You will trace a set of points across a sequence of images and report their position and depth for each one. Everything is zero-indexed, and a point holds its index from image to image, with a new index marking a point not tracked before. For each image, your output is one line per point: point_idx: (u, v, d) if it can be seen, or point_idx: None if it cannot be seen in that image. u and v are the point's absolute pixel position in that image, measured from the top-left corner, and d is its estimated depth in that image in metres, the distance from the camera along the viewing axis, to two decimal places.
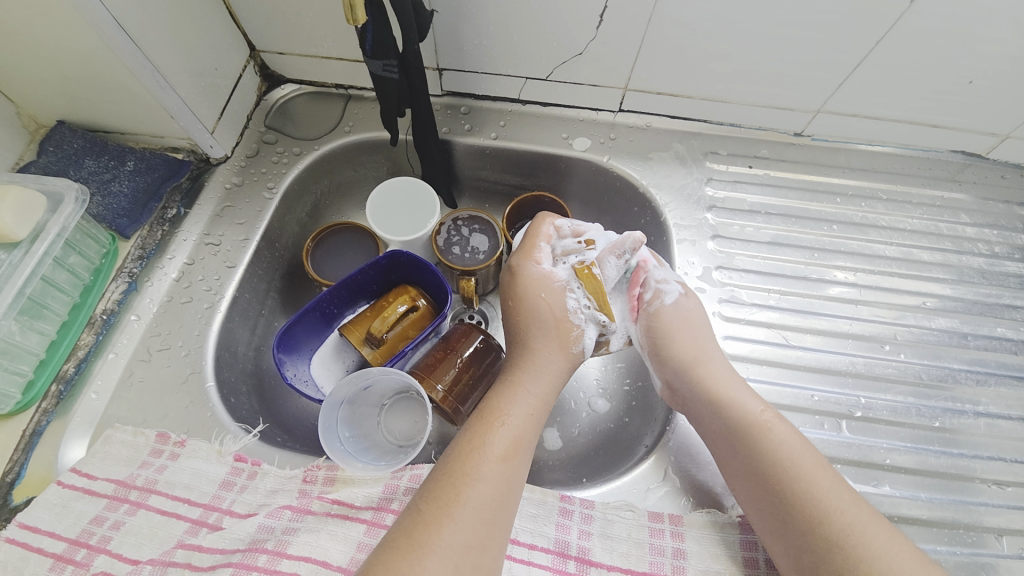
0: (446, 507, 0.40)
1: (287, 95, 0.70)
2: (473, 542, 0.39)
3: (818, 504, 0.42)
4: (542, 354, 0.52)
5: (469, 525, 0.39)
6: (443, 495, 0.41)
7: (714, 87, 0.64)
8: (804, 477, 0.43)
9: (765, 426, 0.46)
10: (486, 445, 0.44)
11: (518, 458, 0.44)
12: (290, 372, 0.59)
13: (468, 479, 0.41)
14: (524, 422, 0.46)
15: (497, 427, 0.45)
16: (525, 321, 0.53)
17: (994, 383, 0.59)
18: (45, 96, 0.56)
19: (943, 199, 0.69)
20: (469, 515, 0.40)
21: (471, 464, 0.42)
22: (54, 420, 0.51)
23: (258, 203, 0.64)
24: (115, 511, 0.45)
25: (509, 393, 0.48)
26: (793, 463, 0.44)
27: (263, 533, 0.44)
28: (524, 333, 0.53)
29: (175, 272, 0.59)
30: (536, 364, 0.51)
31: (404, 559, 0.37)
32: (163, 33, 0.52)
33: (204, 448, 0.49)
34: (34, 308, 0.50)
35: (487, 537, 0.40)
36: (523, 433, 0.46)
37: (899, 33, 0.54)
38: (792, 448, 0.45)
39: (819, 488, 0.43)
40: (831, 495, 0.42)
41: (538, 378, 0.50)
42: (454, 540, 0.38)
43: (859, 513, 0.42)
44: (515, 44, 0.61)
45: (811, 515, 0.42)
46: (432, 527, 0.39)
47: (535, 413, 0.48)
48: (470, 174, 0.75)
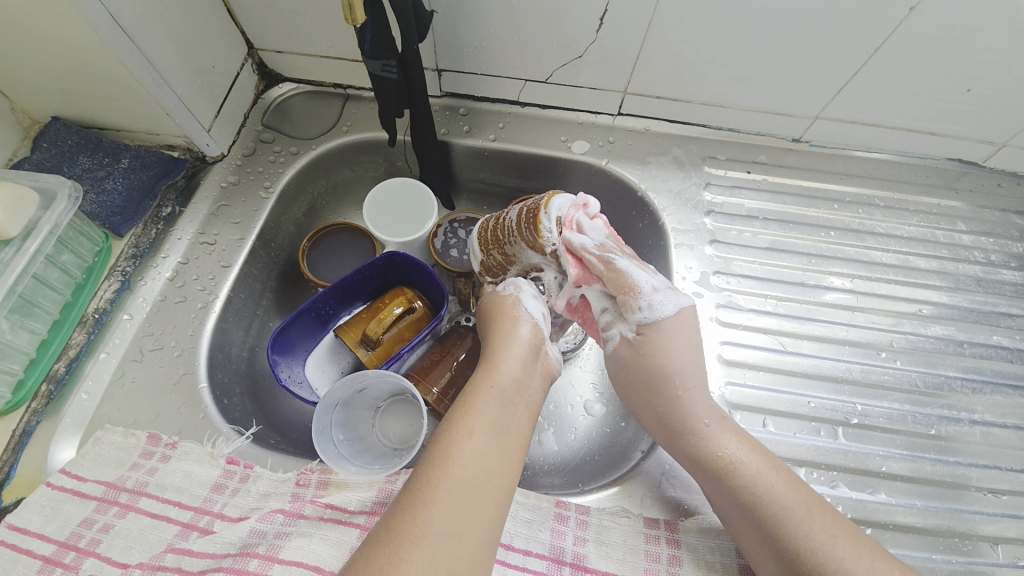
0: (421, 495, 0.38)
1: (285, 93, 0.70)
2: (453, 531, 0.36)
3: (794, 542, 0.41)
4: (509, 337, 0.49)
5: (445, 512, 0.37)
6: (420, 485, 0.38)
7: (714, 92, 0.64)
8: (779, 511, 0.42)
9: (736, 464, 0.45)
10: (455, 428, 0.41)
11: (493, 442, 0.42)
12: (284, 373, 0.58)
13: (444, 465, 0.39)
14: (499, 403, 0.44)
15: (473, 411, 0.42)
16: (497, 317, 0.52)
17: (990, 392, 0.59)
18: (39, 90, 0.55)
19: (940, 206, 0.69)
20: (445, 501, 0.37)
21: (446, 451, 0.40)
22: (44, 421, 0.50)
23: (254, 202, 0.64)
24: (105, 513, 0.45)
25: (482, 376, 0.46)
26: (768, 506, 0.43)
27: (254, 537, 0.44)
28: (497, 324, 0.51)
29: (169, 271, 0.58)
30: (508, 348, 0.48)
31: (383, 552, 0.35)
32: (159, 30, 0.52)
33: (196, 450, 0.48)
34: (25, 307, 0.50)
35: (465, 525, 0.37)
36: (496, 413, 0.43)
37: (898, 41, 0.54)
38: (765, 482, 0.44)
39: (795, 527, 0.41)
40: (805, 527, 0.41)
41: (516, 360, 0.47)
42: (431, 528, 0.36)
43: (836, 549, 0.40)
44: (515, 46, 0.61)
45: (784, 552, 0.41)
46: (411, 519, 0.37)
47: (511, 396, 0.45)
48: (468, 176, 0.74)
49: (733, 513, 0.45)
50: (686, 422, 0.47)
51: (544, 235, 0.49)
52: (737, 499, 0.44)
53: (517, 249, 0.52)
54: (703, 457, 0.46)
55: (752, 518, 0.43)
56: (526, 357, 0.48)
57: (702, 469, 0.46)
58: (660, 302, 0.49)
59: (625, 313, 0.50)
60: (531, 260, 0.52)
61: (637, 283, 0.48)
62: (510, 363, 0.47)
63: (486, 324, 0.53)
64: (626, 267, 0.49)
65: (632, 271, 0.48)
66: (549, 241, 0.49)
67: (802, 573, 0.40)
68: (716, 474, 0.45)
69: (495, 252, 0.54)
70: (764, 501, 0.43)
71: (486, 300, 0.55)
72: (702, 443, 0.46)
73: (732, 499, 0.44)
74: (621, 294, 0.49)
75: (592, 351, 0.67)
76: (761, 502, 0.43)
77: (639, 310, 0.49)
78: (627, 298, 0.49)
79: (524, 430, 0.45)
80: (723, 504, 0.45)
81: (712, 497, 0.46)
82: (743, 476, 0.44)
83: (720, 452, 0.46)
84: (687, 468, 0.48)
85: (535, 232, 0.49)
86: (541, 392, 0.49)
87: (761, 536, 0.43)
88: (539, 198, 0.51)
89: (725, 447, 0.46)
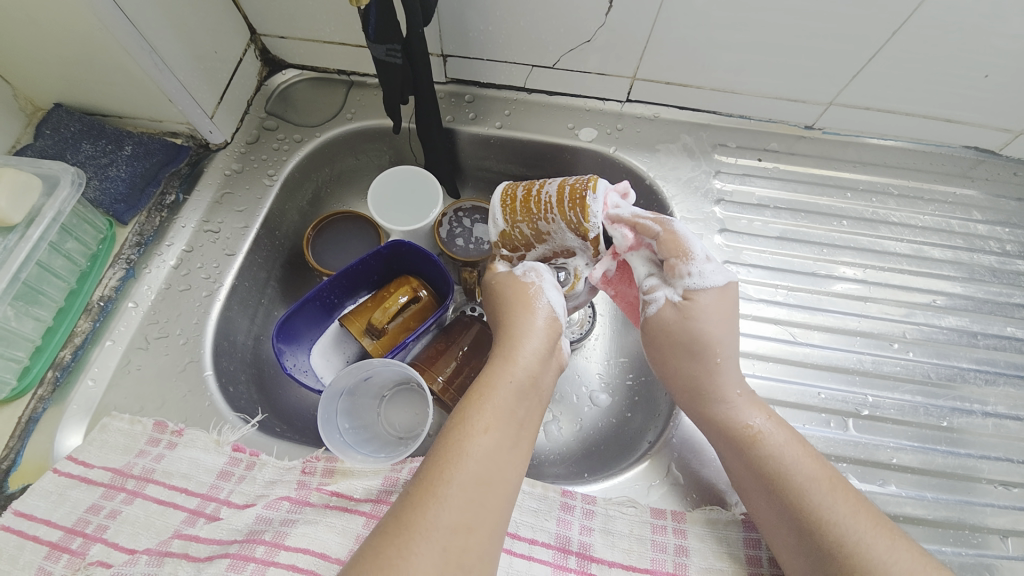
0: (432, 488, 0.37)
1: (289, 80, 0.69)
2: (462, 523, 0.36)
3: (817, 513, 0.41)
4: (526, 326, 0.47)
5: (456, 505, 0.37)
6: (430, 475, 0.38)
7: (724, 78, 0.62)
8: (802, 486, 0.42)
9: (762, 436, 0.45)
10: (469, 420, 0.41)
11: (504, 432, 0.41)
12: (289, 362, 0.58)
13: (454, 457, 0.39)
14: (514, 397, 0.43)
15: (483, 403, 0.42)
16: (516, 303, 0.49)
17: (1003, 384, 0.58)
18: (41, 76, 0.55)
19: (955, 195, 0.67)
20: (457, 494, 0.37)
21: (457, 442, 0.39)
22: (50, 408, 0.50)
23: (259, 190, 0.63)
24: (112, 499, 0.45)
25: (497, 367, 0.45)
26: (792, 476, 0.43)
27: (261, 524, 0.44)
28: (513, 308, 0.49)
29: (174, 259, 0.58)
30: (527, 339, 0.46)
31: (392, 543, 0.35)
32: (161, 15, 0.51)
33: (202, 438, 0.48)
34: (30, 294, 0.49)
35: (477, 518, 0.37)
36: (510, 407, 0.42)
37: (916, 24, 0.52)
38: (789, 457, 0.44)
39: (818, 498, 0.41)
40: (828, 506, 0.41)
41: (530, 351, 0.46)
42: (442, 521, 0.36)
43: (860, 523, 0.40)
44: (521, 30, 0.59)
45: (804, 523, 0.41)
46: (420, 509, 0.36)
47: (525, 389, 0.44)
48: (473, 164, 0.73)
49: (757, 486, 0.44)
50: (715, 392, 0.47)
51: (590, 219, 0.47)
52: (760, 468, 0.44)
53: (548, 227, 0.50)
54: (729, 428, 0.46)
55: (772, 488, 0.43)
56: (544, 350, 0.47)
57: (726, 438, 0.46)
58: (712, 271, 0.45)
59: (671, 278, 0.47)
60: (565, 241, 0.51)
61: (692, 249, 0.45)
62: (527, 354, 0.45)
63: (500, 308, 0.51)
64: (682, 233, 0.46)
65: (688, 235, 0.45)
66: (594, 225, 0.48)
67: (822, 545, 0.40)
68: (741, 443, 0.45)
69: (523, 225, 0.51)
70: (788, 472, 0.43)
71: (504, 280, 0.52)
72: (729, 413, 0.46)
73: (755, 469, 0.44)
74: (673, 257, 0.46)
75: (599, 341, 0.67)
76: (785, 476, 0.43)
77: (689, 276, 0.45)
78: (678, 262, 0.45)
79: (533, 425, 0.44)
80: (745, 475, 0.45)
81: (731, 467, 0.47)
82: (768, 446, 0.44)
83: (747, 422, 0.46)
84: (712, 436, 0.48)
85: (580, 215, 0.47)
86: (552, 385, 0.48)
87: (782, 507, 0.43)
88: (583, 178, 0.48)
89: (754, 417, 0.46)
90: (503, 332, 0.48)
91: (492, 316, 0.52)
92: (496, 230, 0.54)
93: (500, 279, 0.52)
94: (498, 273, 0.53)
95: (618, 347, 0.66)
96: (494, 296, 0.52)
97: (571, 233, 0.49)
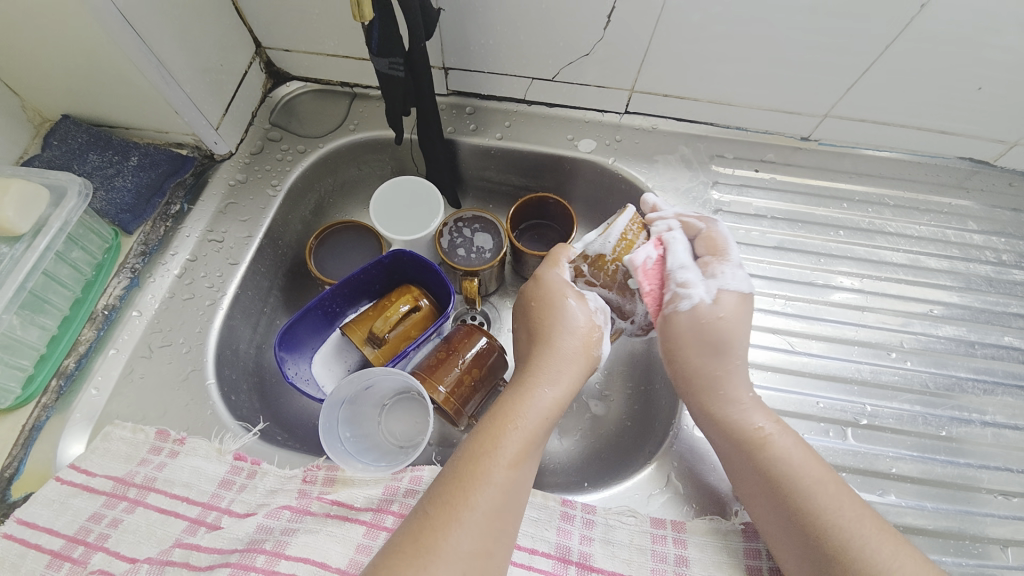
0: (455, 512, 0.38)
1: (293, 92, 0.70)
2: (480, 548, 0.38)
3: (821, 518, 0.41)
4: (566, 347, 0.49)
5: (477, 530, 0.38)
6: (452, 499, 0.39)
7: (721, 90, 0.64)
8: (807, 493, 0.42)
9: (770, 442, 0.45)
10: (500, 449, 0.42)
11: (527, 460, 0.43)
12: (290, 371, 0.59)
13: (478, 482, 0.40)
14: (542, 426, 0.45)
15: (511, 429, 0.43)
16: (553, 312, 0.51)
17: (1001, 393, 0.58)
18: (50, 88, 0.56)
19: (951, 205, 0.68)
20: (479, 520, 0.38)
21: (484, 468, 0.41)
22: (53, 416, 0.50)
23: (262, 200, 0.64)
24: (114, 508, 0.45)
25: (529, 391, 0.46)
26: (800, 482, 0.43)
27: (262, 533, 0.44)
28: (557, 325, 0.50)
29: (178, 268, 0.58)
30: (559, 364, 0.48)
31: (410, 564, 0.36)
32: (168, 29, 0.52)
33: (203, 446, 0.49)
34: (35, 303, 0.50)
35: (495, 544, 0.38)
36: (536, 435, 0.44)
37: (909, 39, 0.53)
38: (795, 463, 0.44)
39: (824, 502, 0.42)
40: (833, 512, 0.41)
41: (558, 378, 0.47)
42: (464, 546, 0.37)
43: (863, 527, 0.41)
44: (521, 44, 0.61)
45: (810, 529, 0.41)
46: (440, 532, 0.37)
47: (553, 416, 0.46)
48: (474, 174, 0.74)
49: (763, 497, 0.44)
50: (723, 396, 0.48)
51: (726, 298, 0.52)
52: (767, 473, 0.44)
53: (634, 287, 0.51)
54: (738, 433, 0.47)
55: (779, 493, 0.43)
56: (574, 375, 0.48)
57: (736, 442, 0.47)
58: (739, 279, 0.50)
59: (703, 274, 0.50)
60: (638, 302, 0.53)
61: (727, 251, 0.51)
62: (561, 382, 0.47)
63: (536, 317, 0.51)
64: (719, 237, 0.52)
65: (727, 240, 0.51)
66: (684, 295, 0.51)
67: (827, 553, 0.40)
68: (750, 446, 0.46)
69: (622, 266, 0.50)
70: (795, 475, 0.43)
71: (546, 289, 0.52)
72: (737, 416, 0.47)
73: (762, 471, 0.45)
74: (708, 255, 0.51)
75: None
76: (792, 480, 0.43)
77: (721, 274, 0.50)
78: (712, 259, 0.51)
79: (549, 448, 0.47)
80: (752, 477, 0.45)
81: (735, 470, 0.47)
82: (775, 450, 0.45)
83: (756, 425, 0.46)
84: (718, 440, 0.48)
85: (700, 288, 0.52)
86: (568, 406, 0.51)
87: (787, 514, 0.43)
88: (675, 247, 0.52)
89: (764, 420, 0.47)
90: (535, 348, 0.50)
91: (525, 315, 0.53)
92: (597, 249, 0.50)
93: (546, 283, 0.53)
94: (548, 276, 0.53)
95: (617, 355, 0.67)
96: (532, 297, 0.53)
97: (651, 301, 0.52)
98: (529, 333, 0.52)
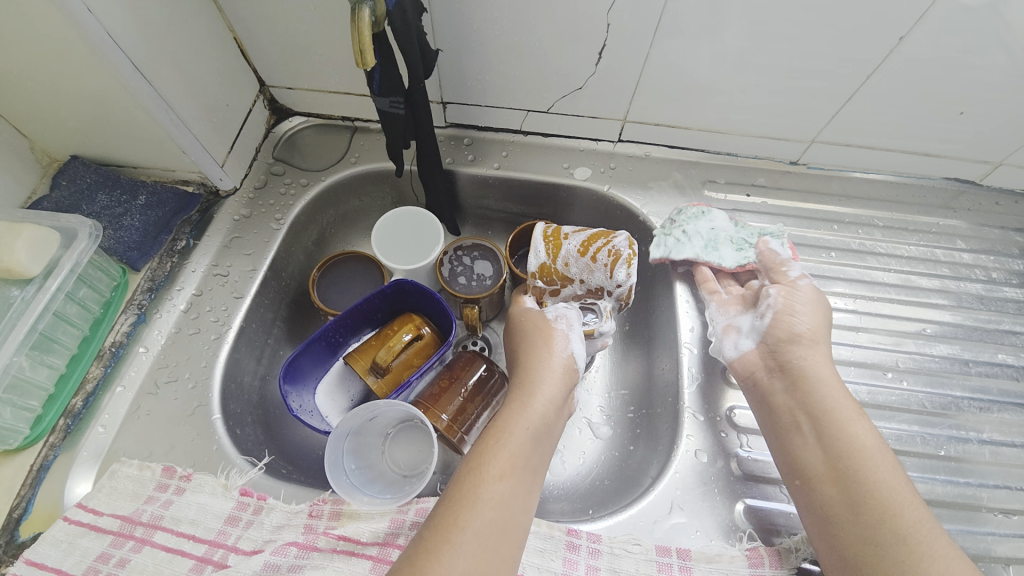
0: (447, 534, 0.38)
1: (295, 126, 0.72)
2: (476, 569, 0.37)
3: (886, 500, 0.43)
4: (549, 371, 0.52)
5: (471, 552, 0.38)
6: (443, 523, 0.39)
7: (710, 119, 0.66)
8: (879, 472, 0.44)
9: (854, 421, 0.47)
10: (485, 466, 0.43)
11: (519, 478, 0.43)
12: (294, 403, 0.59)
13: (469, 503, 0.40)
14: (528, 442, 0.45)
15: (496, 447, 0.44)
16: (539, 345, 0.54)
17: (997, 411, 0.59)
18: (60, 131, 0.58)
19: (939, 225, 0.70)
20: (471, 541, 0.38)
21: (473, 488, 0.41)
22: (61, 455, 0.51)
23: (266, 234, 0.65)
24: (121, 548, 0.45)
25: (514, 413, 0.48)
26: (877, 459, 0.45)
27: (268, 571, 0.44)
28: (537, 349, 0.54)
29: (184, 303, 0.59)
30: (542, 387, 0.50)
31: None
32: (177, 73, 0.54)
33: (210, 483, 0.49)
34: (45, 343, 0.51)
35: (491, 563, 0.38)
36: (526, 452, 0.45)
37: (888, 68, 0.56)
38: (872, 446, 0.46)
39: (893, 485, 0.43)
40: (902, 493, 0.43)
41: (542, 400, 0.49)
42: (456, 569, 0.36)
43: (926, 516, 0.42)
44: (516, 78, 0.63)
45: (874, 511, 0.42)
46: (435, 555, 0.37)
47: (540, 433, 0.47)
48: (472, 203, 0.76)
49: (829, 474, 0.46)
50: (818, 372, 0.50)
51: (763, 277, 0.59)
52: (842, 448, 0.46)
53: (577, 272, 0.59)
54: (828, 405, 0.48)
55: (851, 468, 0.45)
56: (559, 396, 0.51)
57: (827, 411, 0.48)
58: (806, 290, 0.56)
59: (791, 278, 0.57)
60: (597, 281, 0.60)
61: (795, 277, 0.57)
62: (542, 401, 0.49)
63: (523, 343, 0.56)
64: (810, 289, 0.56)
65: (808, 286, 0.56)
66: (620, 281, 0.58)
67: (891, 531, 0.41)
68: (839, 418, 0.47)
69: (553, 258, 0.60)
70: (869, 458, 0.45)
71: (531, 319, 0.58)
72: (825, 394, 0.49)
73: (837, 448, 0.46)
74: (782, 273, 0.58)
75: (599, 373, 0.69)
76: (867, 460, 0.45)
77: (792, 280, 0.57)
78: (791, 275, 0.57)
79: (544, 470, 0.47)
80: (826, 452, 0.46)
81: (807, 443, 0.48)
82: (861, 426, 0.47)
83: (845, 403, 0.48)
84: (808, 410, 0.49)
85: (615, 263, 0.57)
86: (562, 429, 0.52)
87: (850, 492, 0.44)
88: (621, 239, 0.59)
89: (850, 401, 0.49)
90: (523, 376, 0.52)
91: (516, 347, 0.57)
92: (536, 263, 0.60)
93: (530, 315, 0.58)
94: (528, 309, 0.59)
95: (617, 380, 0.69)
96: (521, 330, 0.58)
97: (601, 273, 0.58)
98: (517, 365, 0.55)
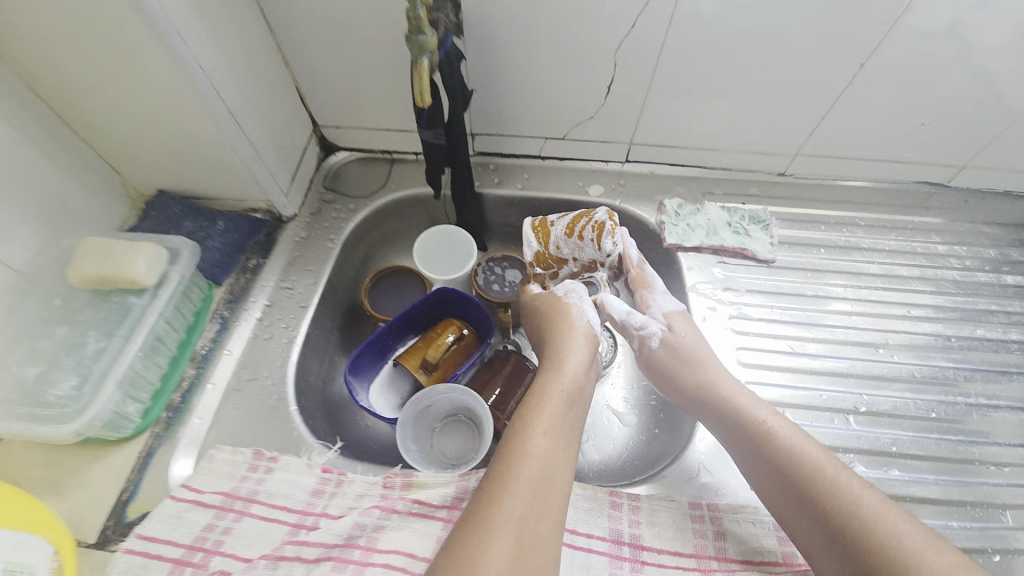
0: (502, 484, 0.45)
1: (341, 160, 0.83)
2: (529, 513, 0.44)
3: (827, 496, 0.48)
4: (574, 342, 0.59)
5: (524, 497, 0.44)
6: (498, 475, 0.46)
7: (706, 139, 0.76)
8: (813, 471, 0.50)
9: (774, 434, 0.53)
10: (530, 424, 0.50)
11: (559, 435, 0.50)
12: (360, 397, 0.66)
13: (517, 458, 0.47)
14: (564, 404, 0.53)
15: (539, 409, 0.51)
16: (560, 320, 0.62)
17: (981, 378, 0.67)
18: (151, 170, 0.67)
19: (915, 223, 0.79)
20: (524, 489, 0.45)
21: (521, 445, 0.48)
22: (163, 444, 0.57)
23: (324, 252, 0.75)
24: (224, 519, 0.51)
25: (549, 379, 0.55)
26: (804, 463, 0.51)
27: (357, 530, 0.51)
28: (557, 325, 0.61)
29: (259, 312, 0.67)
30: (568, 355, 0.58)
31: (473, 533, 0.42)
32: (257, 116, 0.65)
33: (295, 462, 0.55)
34: (153, 345, 0.58)
35: (541, 509, 0.45)
36: (562, 412, 0.52)
37: (854, 90, 0.66)
38: (799, 451, 0.51)
39: (830, 480, 0.49)
40: (843, 484, 0.48)
41: (568, 369, 0.56)
42: (514, 512, 0.43)
43: (872, 496, 0.47)
44: (537, 111, 0.74)
45: (821, 509, 0.48)
46: (493, 503, 0.44)
47: (573, 396, 0.54)
48: (499, 221, 0.86)
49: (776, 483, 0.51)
50: (727, 404, 0.57)
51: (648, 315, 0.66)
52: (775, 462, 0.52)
53: (570, 252, 0.69)
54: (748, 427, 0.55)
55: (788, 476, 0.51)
56: (587, 361, 0.58)
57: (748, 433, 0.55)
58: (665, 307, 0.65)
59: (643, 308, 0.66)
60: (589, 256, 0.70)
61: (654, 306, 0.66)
62: (571, 366, 0.57)
63: (545, 321, 0.63)
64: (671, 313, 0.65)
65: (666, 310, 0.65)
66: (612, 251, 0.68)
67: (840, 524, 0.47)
68: (760, 437, 0.54)
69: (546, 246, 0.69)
70: (800, 462, 0.51)
71: (546, 300, 0.65)
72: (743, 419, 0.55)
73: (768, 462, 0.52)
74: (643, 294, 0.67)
75: (621, 368, 0.75)
76: (797, 466, 0.51)
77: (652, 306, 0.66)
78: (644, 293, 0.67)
79: (579, 427, 0.54)
80: (765, 468, 0.53)
81: (749, 463, 0.54)
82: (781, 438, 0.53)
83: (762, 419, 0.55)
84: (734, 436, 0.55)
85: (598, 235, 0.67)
86: (592, 391, 0.59)
87: (799, 495, 0.50)
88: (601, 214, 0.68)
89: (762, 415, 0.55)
90: (551, 348, 0.59)
91: (536, 327, 0.65)
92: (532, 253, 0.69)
93: (544, 297, 0.65)
94: (539, 292, 0.66)
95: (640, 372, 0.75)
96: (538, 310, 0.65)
97: (590, 247, 0.68)
98: (540, 342, 0.63)
